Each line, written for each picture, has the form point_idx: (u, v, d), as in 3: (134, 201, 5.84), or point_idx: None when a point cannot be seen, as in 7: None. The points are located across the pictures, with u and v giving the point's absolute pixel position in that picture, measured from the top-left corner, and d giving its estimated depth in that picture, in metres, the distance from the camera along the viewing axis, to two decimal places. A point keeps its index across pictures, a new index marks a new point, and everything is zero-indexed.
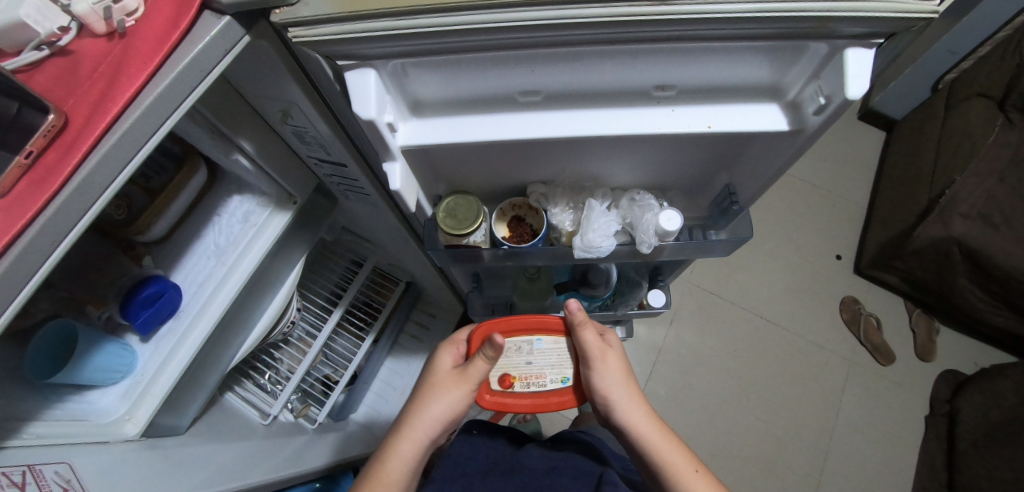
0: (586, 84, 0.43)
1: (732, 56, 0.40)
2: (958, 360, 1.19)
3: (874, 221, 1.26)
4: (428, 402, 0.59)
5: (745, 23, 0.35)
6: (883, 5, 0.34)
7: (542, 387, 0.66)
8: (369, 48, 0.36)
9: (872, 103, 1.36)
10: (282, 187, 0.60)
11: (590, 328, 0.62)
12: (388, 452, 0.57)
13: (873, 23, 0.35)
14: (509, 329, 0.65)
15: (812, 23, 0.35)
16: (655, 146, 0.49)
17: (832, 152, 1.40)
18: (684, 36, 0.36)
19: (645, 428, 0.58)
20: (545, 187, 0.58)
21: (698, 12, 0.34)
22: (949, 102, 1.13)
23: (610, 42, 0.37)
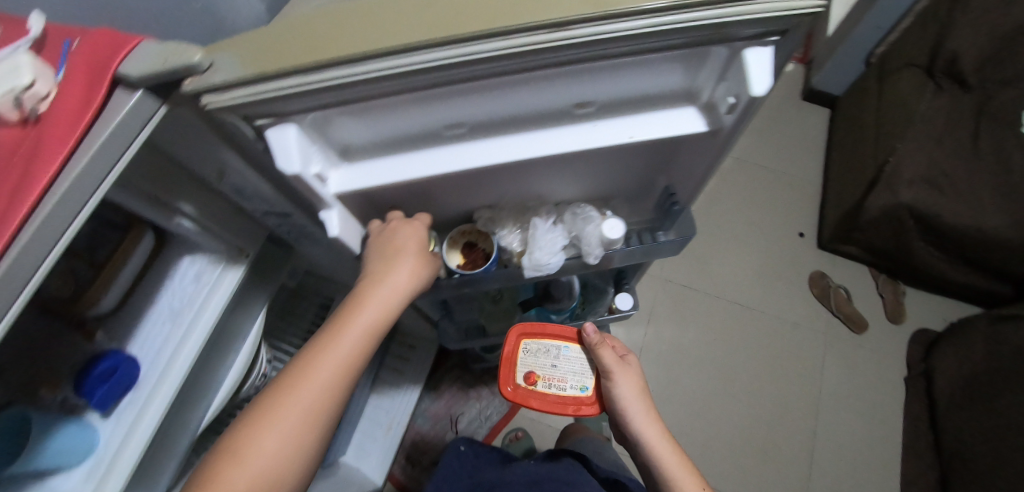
0: (507, 113, 0.44)
1: (641, 68, 0.42)
2: (926, 319, 1.23)
3: (831, 194, 1.29)
4: (383, 267, 0.50)
5: (647, 37, 0.36)
6: (768, 6, 0.36)
7: (562, 391, 0.69)
8: (287, 105, 0.38)
9: (815, 82, 1.44)
10: (230, 242, 0.60)
11: (606, 347, 0.66)
12: (344, 318, 0.46)
13: (763, 23, 0.37)
14: (543, 331, 0.71)
15: (708, 30, 0.37)
16: (588, 161, 0.51)
17: (784, 132, 1.44)
18: (587, 57, 0.38)
19: (657, 442, 0.63)
20: (491, 211, 0.59)
21: (597, 34, 0.35)
22: (884, 72, 1.21)
23: (520, 71, 0.38)
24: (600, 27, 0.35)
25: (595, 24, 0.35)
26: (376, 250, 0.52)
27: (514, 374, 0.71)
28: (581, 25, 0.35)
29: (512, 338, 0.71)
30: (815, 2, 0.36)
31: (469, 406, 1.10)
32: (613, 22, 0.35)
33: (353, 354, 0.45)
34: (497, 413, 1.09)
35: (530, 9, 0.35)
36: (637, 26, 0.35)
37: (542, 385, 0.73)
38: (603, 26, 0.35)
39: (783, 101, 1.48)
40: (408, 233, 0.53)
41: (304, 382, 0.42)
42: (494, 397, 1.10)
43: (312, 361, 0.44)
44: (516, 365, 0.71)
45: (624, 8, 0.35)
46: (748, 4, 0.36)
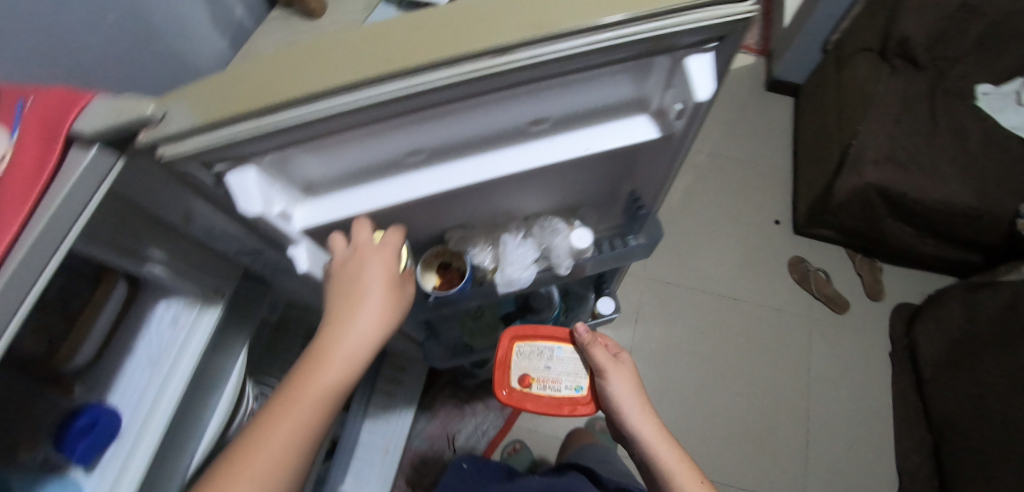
0: (464, 136, 0.45)
1: (590, 83, 0.43)
2: (904, 294, 1.26)
3: (802, 180, 1.32)
4: (350, 310, 0.46)
5: (587, 55, 0.38)
6: (702, 14, 0.37)
7: (557, 392, 0.70)
8: (244, 148, 0.38)
9: (777, 72, 1.47)
10: (205, 284, 0.60)
11: (597, 345, 0.66)
12: (308, 371, 0.43)
13: (701, 31, 0.38)
14: (535, 333, 0.72)
15: (646, 43, 0.39)
16: (551, 174, 0.52)
17: (752, 123, 1.47)
18: (535, 78, 0.39)
19: (654, 439, 0.62)
20: (462, 230, 0.60)
21: (538, 55, 0.37)
22: (841, 59, 1.27)
23: (469, 97, 0.40)
24: (542, 49, 0.37)
25: (537, 46, 0.37)
26: (342, 287, 0.47)
27: (509, 376, 0.72)
28: (523, 49, 0.36)
29: (504, 341, 0.72)
30: (745, 9, 0.37)
31: (465, 423, 1.10)
32: (554, 43, 0.37)
33: (316, 412, 0.42)
34: (493, 427, 1.10)
35: (472, 37, 0.37)
36: (578, 45, 0.36)
37: (538, 387, 0.74)
38: (545, 48, 0.36)
39: (748, 92, 1.52)
40: (377, 266, 0.48)
41: (263, 449, 0.39)
42: (489, 411, 1.11)
43: (273, 423, 0.41)
44: (509, 367, 0.72)
45: (563, 28, 0.36)
46: (682, 15, 0.37)
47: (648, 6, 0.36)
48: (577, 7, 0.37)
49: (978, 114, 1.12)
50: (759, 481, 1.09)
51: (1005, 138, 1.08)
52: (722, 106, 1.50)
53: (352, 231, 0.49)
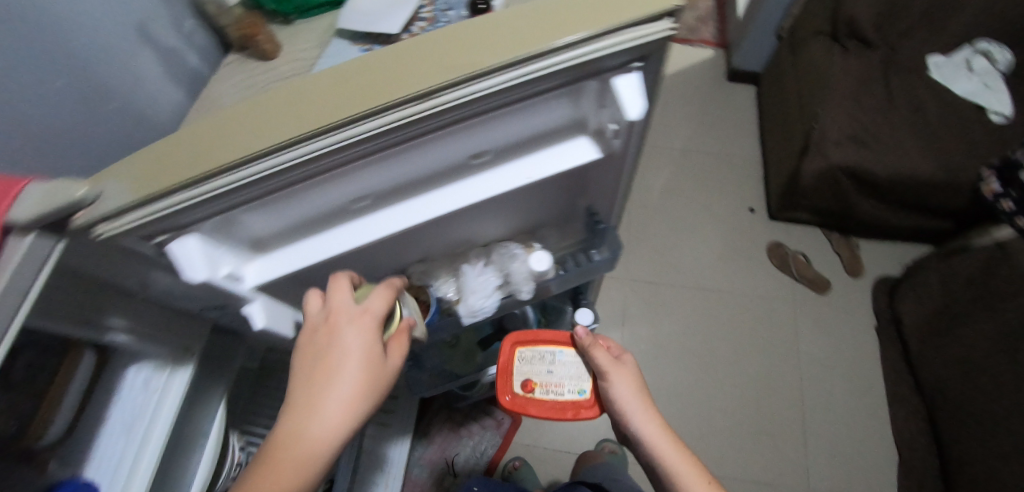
0: (405, 177, 0.45)
1: (523, 115, 0.42)
2: (882, 268, 1.28)
3: (771, 165, 1.33)
4: (319, 389, 0.42)
5: (509, 90, 0.38)
6: (620, 38, 0.37)
7: (559, 396, 0.72)
8: (181, 218, 0.38)
9: (736, 62, 1.49)
10: (172, 344, 0.60)
11: (596, 346, 0.67)
12: (270, 460, 0.40)
13: (622, 52, 0.38)
14: (536, 338, 0.75)
15: (569, 71, 0.38)
16: (501, 202, 0.52)
17: (717, 114, 1.49)
18: (465, 116, 0.39)
19: (655, 437, 0.59)
20: (423, 264, 0.61)
21: (460, 96, 0.36)
22: (795, 44, 1.29)
23: (400, 141, 0.39)
24: (464, 89, 0.36)
25: (459, 86, 0.36)
26: (314, 360, 0.44)
27: (511, 381, 0.74)
28: (445, 91, 0.36)
29: (505, 348, 0.75)
30: (663, 27, 0.37)
31: (463, 445, 1.10)
32: (476, 82, 0.36)
33: None
34: (492, 446, 1.10)
35: (393, 84, 0.36)
36: (499, 83, 0.36)
37: (540, 392, 0.74)
38: (467, 88, 0.36)
39: (711, 85, 1.54)
40: (352, 336, 0.45)
41: None
42: (486, 431, 1.11)
43: None
44: (511, 372, 0.74)
45: (483, 67, 0.36)
46: (601, 39, 0.37)
47: (566, 35, 0.36)
48: (495, 43, 0.37)
49: (932, 85, 1.14)
50: (760, 470, 1.09)
51: (958, 107, 1.11)
52: (686, 100, 1.51)
53: (331, 296, 0.48)
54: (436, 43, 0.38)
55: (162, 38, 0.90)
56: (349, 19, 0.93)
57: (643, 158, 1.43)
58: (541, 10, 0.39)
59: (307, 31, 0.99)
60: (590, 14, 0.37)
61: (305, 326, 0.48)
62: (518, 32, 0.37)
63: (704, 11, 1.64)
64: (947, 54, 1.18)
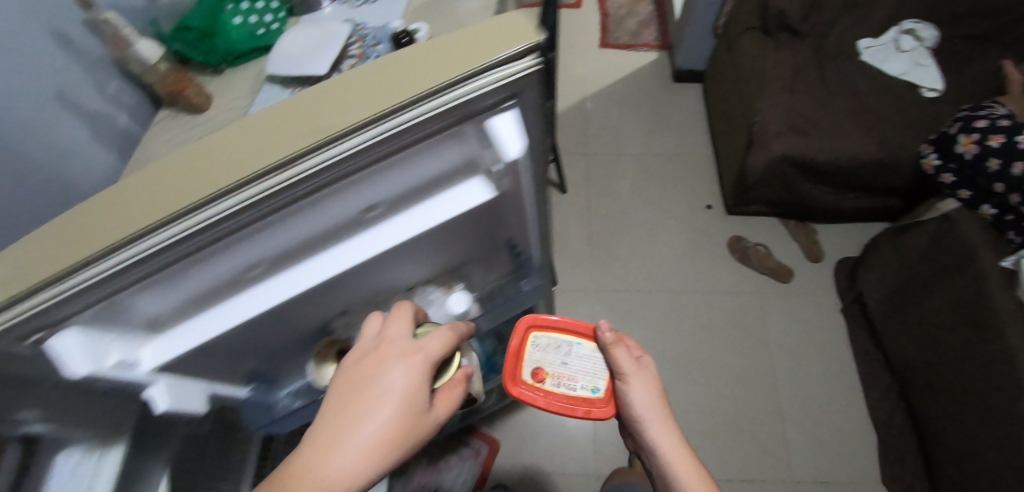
0: (295, 242, 0.42)
1: (405, 167, 0.40)
2: (837, 251, 1.31)
3: (722, 161, 1.35)
4: (357, 419, 0.41)
5: (372, 149, 0.35)
6: (480, 82, 0.34)
7: (572, 390, 0.70)
8: (41, 322, 0.35)
9: (679, 62, 1.51)
10: (101, 425, 0.58)
11: (621, 347, 0.64)
12: (288, 480, 0.38)
13: (487, 96, 0.35)
14: (555, 326, 0.72)
15: (436, 122, 0.35)
16: (410, 247, 0.50)
17: (667, 115, 1.50)
18: (336, 179, 0.37)
19: (673, 453, 0.57)
20: (346, 315, 0.59)
21: (318, 163, 0.34)
22: (729, 40, 1.32)
23: (271, 212, 0.37)
24: (322, 157, 0.34)
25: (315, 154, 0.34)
26: (360, 385, 0.44)
27: (521, 369, 0.72)
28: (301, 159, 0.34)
29: (519, 331, 0.73)
30: (526, 65, 0.34)
31: (443, 479, 1.06)
32: (329, 148, 0.33)
33: None
34: (471, 475, 1.09)
35: (240, 161, 0.33)
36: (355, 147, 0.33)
37: (551, 382, 0.72)
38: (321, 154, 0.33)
39: (658, 87, 1.55)
40: (401, 373, 0.45)
41: None
42: (464, 461, 1.10)
43: None
44: (521, 358, 0.72)
45: (335, 132, 0.33)
46: (458, 86, 0.33)
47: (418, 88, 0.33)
48: (349, 102, 0.34)
49: (865, 69, 1.18)
50: (743, 469, 1.08)
51: (891, 86, 1.16)
52: (636, 105, 1.52)
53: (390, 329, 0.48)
54: (291, 108, 0.35)
55: (86, 103, 0.87)
56: (278, 64, 0.90)
57: (599, 166, 1.43)
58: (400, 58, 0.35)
59: (237, 79, 0.98)
60: (445, 58, 0.34)
61: (358, 349, 0.48)
62: (372, 88, 0.34)
63: (644, 16, 1.66)
64: (877, 36, 1.22)
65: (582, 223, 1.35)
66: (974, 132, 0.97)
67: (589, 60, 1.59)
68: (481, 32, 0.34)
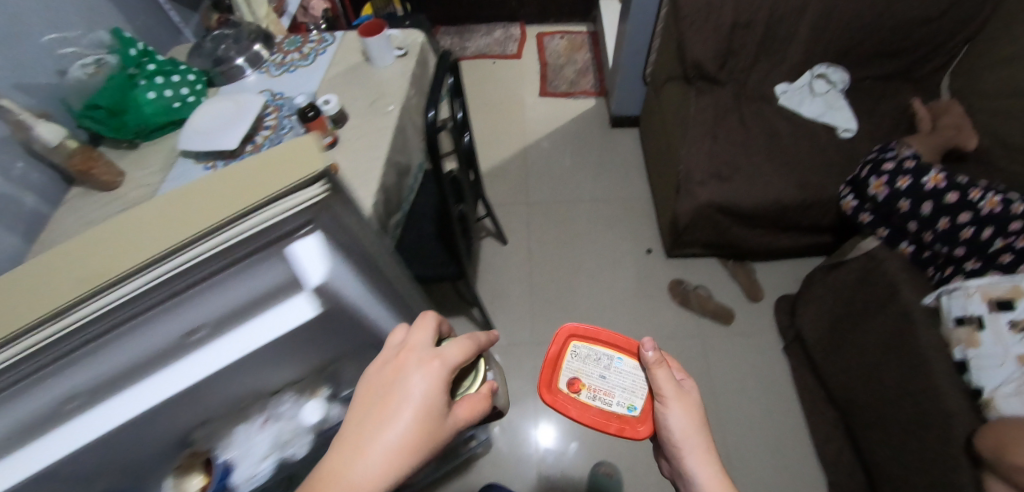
0: (103, 375, 0.38)
1: (211, 295, 0.36)
2: (778, 287, 1.33)
3: (658, 204, 1.37)
4: (379, 429, 0.41)
5: (152, 293, 0.32)
6: (260, 217, 0.32)
7: (606, 405, 0.68)
8: None
9: (615, 109, 1.57)
10: None
11: (663, 368, 0.61)
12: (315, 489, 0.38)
13: (273, 227, 0.33)
14: (597, 338, 0.71)
15: (224, 257, 0.33)
16: (252, 361, 0.46)
17: (607, 160, 1.55)
18: (119, 322, 0.33)
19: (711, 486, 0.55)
20: (206, 424, 0.53)
21: (87, 316, 0.30)
22: (657, 87, 1.39)
23: (51, 365, 0.33)
24: (92, 305, 0.30)
25: (84, 307, 0.30)
26: (382, 392, 0.44)
27: (557, 377, 0.71)
28: (61, 316, 0.30)
29: (560, 338, 0.73)
30: (309, 196, 0.32)
31: None
32: (101, 298, 0.30)
33: None
34: None
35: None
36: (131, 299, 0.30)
37: (586, 395, 0.70)
38: (92, 306, 0.30)
39: (596, 133, 1.60)
40: (419, 381, 0.44)
41: None
42: None
43: None
44: (559, 367, 0.72)
45: (102, 282, 0.30)
46: (239, 223, 0.32)
47: (194, 229, 0.31)
48: (126, 245, 0.31)
49: (784, 113, 1.25)
50: None
51: (810, 128, 1.21)
52: (576, 151, 1.56)
53: (408, 335, 0.47)
54: (68, 252, 0.33)
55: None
56: (187, 139, 0.89)
57: (541, 214, 1.45)
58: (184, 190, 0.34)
59: (154, 152, 0.95)
60: (227, 194, 0.32)
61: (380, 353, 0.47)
62: (152, 226, 0.32)
63: (582, 64, 1.74)
64: (792, 81, 1.29)
65: (524, 273, 1.35)
66: (883, 175, 1.00)
67: (531, 108, 1.65)
68: (265, 162, 0.33)
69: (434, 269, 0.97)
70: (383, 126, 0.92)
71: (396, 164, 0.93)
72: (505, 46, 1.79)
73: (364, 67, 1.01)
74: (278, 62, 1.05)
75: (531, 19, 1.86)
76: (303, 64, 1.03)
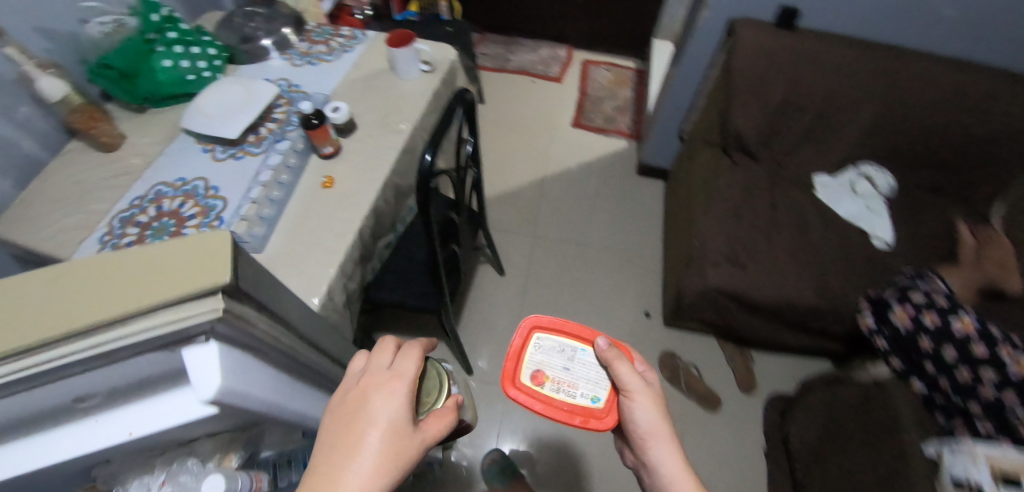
0: None
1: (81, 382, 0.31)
2: (774, 382, 1.25)
3: (668, 269, 1.30)
4: (348, 455, 0.41)
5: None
6: (140, 327, 0.27)
7: (572, 398, 0.64)
8: None
9: (645, 157, 1.51)
10: None
11: (625, 364, 0.59)
12: None
13: (154, 338, 0.27)
14: (561, 328, 0.67)
15: (88, 362, 0.27)
16: (133, 444, 0.39)
17: (625, 209, 1.48)
18: None
19: (678, 476, 0.56)
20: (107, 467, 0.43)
21: None
22: (691, 150, 1.34)
23: None
24: None
25: None
26: (349, 417, 0.43)
27: (521, 370, 0.66)
28: None
29: (522, 330, 0.68)
30: (207, 310, 0.27)
31: None
32: None
33: None
34: None
35: None
36: None
37: (550, 388, 0.66)
38: None
39: (620, 177, 1.54)
40: (382, 400, 0.44)
41: None
42: None
43: None
44: (522, 360, 0.67)
45: None
46: (110, 329, 0.27)
47: (64, 326, 0.26)
48: None
49: (818, 205, 1.17)
50: None
51: (843, 227, 1.13)
52: (596, 192, 1.51)
53: (370, 359, 0.48)
54: None
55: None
56: (191, 120, 0.85)
57: (546, 250, 1.40)
58: (76, 265, 0.29)
59: (158, 121, 0.91)
60: (118, 285, 0.27)
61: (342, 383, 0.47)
62: (23, 306, 0.27)
63: (622, 101, 1.67)
64: (834, 174, 1.22)
65: (514, 309, 1.30)
66: (909, 304, 0.94)
67: (559, 138, 1.60)
68: (171, 252, 0.29)
69: (415, 300, 0.93)
70: (391, 145, 0.87)
71: (396, 186, 0.88)
72: (548, 67, 1.75)
73: (387, 75, 0.97)
74: (303, 51, 1.01)
75: (580, 45, 1.81)
76: (327, 59, 0.99)
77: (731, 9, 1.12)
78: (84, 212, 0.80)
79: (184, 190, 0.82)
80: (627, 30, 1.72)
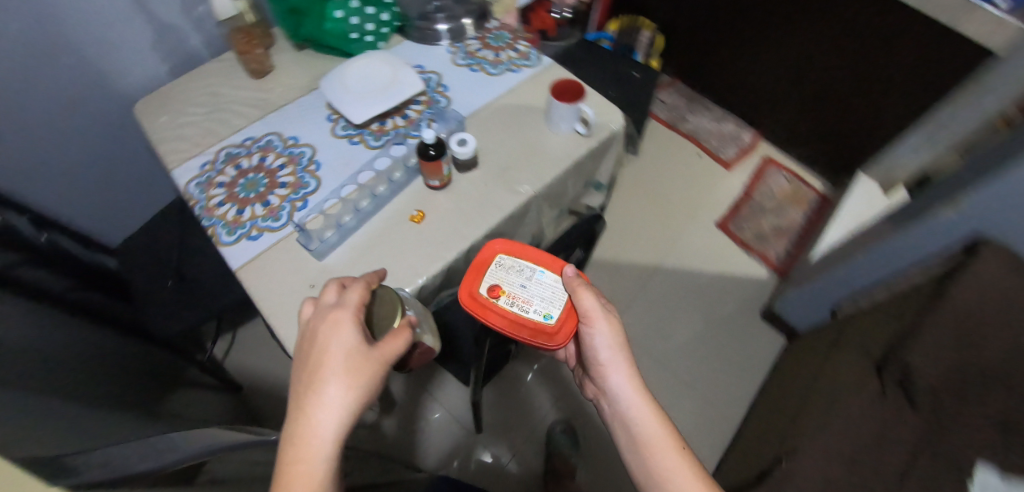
0: None
1: None
2: None
3: (734, 452, 1.07)
4: (314, 378, 0.44)
5: None
6: None
7: (524, 312, 0.61)
8: None
9: (777, 305, 1.25)
10: None
11: (583, 289, 0.57)
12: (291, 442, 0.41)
13: None
14: (526, 249, 0.63)
15: None
16: None
17: (721, 348, 1.25)
18: None
19: (633, 400, 0.52)
20: None
21: None
22: (834, 338, 1.06)
23: None
24: None
25: None
26: (308, 351, 0.46)
27: (476, 280, 0.63)
28: None
29: (487, 246, 0.64)
30: None
31: None
32: None
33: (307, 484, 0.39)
34: None
35: None
36: None
37: (504, 302, 0.62)
38: None
39: (734, 309, 1.30)
40: (330, 329, 0.46)
41: None
42: None
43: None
44: (481, 271, 0.63)
45: None
46: None
47: None
48: None
49: None
50: None
51: None
52: (700, 313, 1.29)
53: (316, 298, 0.51)
54: None
55: (161, 14, 0.81)
56: (330, 85, 0.80)
57: None
58: None
59: (307, 66, 0.88)
60: None
61: (301, 322, 0.50)
62: None
63: (787, 223, 1.39)
64: None
65: None
66: None
67: (691, 232, 1.39)
68: None
69: None
70: (501, 205, 0.75)
71: None
72: (722, 147, 1.50)
73: (538, 117, 0.84)
74: (470, 50, 0.90)
75: (771, 137, 1.53)
76: (488, 71, 0.88)
77: (987, 224, 0.82)
78: (203, 128, 0.81)
79: (291, 152, 0.79)
80: (836, 146, 1.39)
